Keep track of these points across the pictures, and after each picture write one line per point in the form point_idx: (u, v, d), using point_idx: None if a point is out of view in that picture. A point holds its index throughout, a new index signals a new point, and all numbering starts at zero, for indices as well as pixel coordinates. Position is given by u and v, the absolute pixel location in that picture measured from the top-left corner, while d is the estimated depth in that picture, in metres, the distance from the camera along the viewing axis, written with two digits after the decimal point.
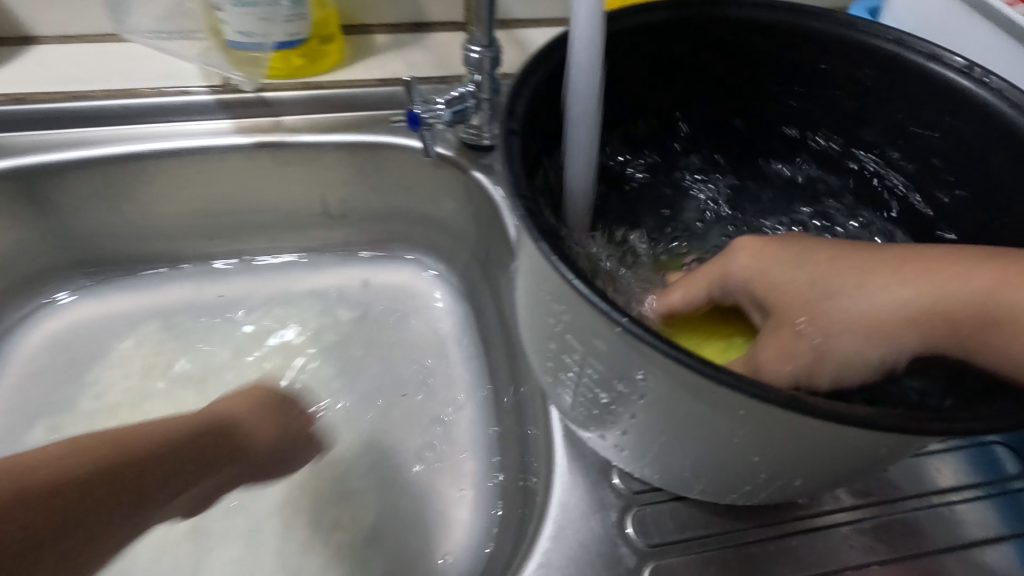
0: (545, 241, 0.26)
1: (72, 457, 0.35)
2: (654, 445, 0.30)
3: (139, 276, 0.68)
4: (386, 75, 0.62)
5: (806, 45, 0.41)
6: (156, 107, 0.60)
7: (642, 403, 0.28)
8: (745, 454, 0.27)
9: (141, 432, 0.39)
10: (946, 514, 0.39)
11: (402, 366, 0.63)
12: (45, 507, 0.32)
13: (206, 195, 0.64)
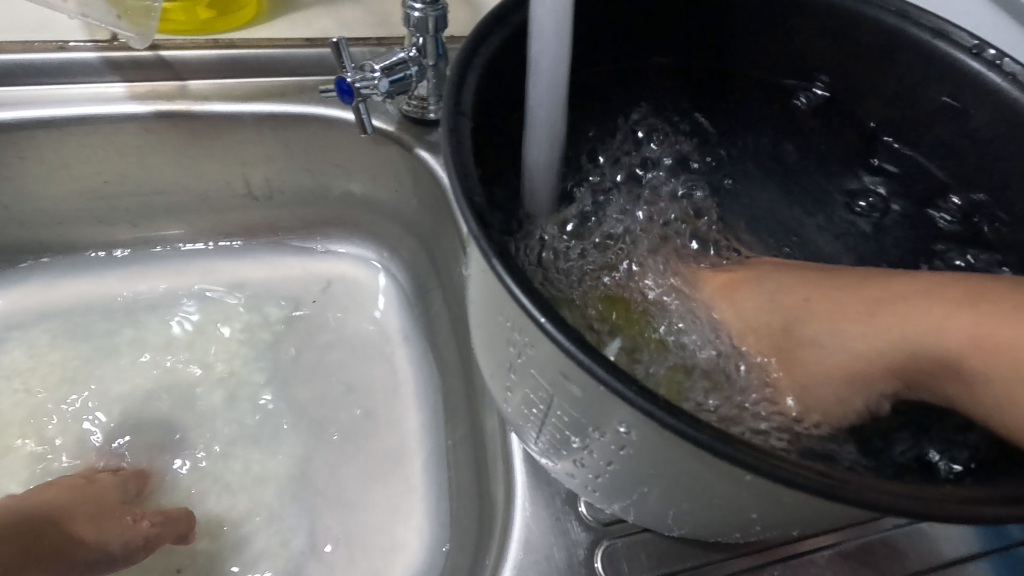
0: (501, 264, 0.21)
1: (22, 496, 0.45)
2: (633, 492, 0.26)
3: (25, 268, 0.58)
4: (314, 33, 0.54)
5: (797, 12, 0.37)
6: (26, 66, 0.49)
7: (622, 453, 0.23)
8: (743, 511, 0.23)
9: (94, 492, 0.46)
10: (927, 531, 0.37)
11: (344, 365, 0.57)
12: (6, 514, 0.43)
13: (98, 173, 0.54)
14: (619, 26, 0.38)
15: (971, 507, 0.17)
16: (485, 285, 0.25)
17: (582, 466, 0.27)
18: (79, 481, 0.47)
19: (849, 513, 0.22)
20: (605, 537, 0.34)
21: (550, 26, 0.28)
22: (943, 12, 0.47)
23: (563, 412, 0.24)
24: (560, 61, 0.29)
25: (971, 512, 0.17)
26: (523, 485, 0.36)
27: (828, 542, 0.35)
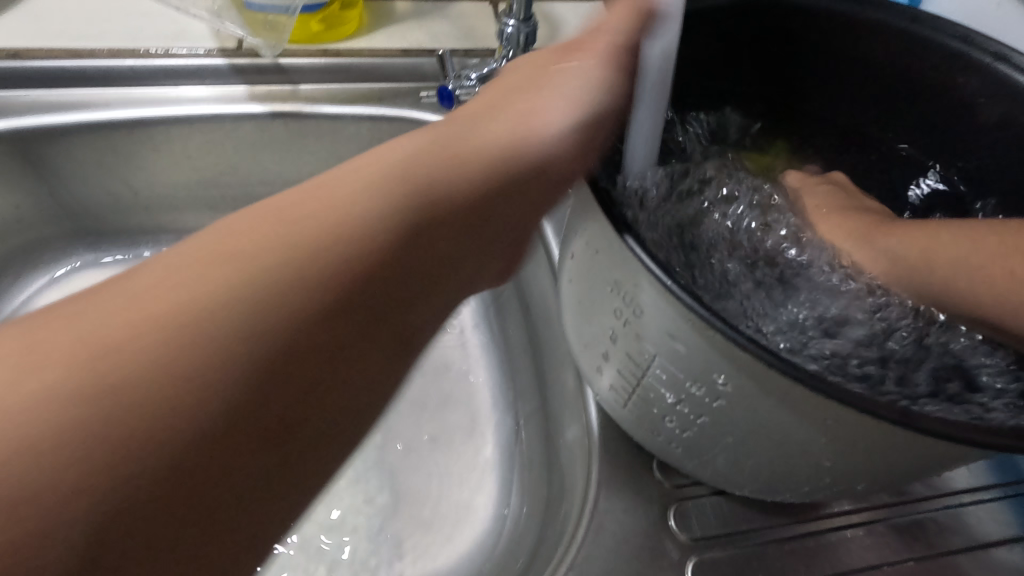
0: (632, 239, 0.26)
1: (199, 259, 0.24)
2: (716, 445, 0.30)
3: (141, 248, 0.65)
4: (409, 45, 0.60)
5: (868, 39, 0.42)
6: (165, 69, 0.56)
7: (715, 405, 0.27)
8: (817, 459, 0.27)
9: (365, 216, 0.27)
10: (971, 512, 0.40)
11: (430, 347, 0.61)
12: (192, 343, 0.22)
13: (215, 164, 0.61)
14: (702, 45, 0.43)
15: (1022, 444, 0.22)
16: (601, 262, 0.29)
17: (670, 423, 0.32)
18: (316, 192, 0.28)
19: (910, 462, 0.26)
20: (674, 499, 0.38)
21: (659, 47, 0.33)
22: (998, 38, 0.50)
23: (662, 370, 0.29)
24: (664, 77, 0.34)
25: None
26: (602, 451, 0.40)
27: (879, 516, 0.39)
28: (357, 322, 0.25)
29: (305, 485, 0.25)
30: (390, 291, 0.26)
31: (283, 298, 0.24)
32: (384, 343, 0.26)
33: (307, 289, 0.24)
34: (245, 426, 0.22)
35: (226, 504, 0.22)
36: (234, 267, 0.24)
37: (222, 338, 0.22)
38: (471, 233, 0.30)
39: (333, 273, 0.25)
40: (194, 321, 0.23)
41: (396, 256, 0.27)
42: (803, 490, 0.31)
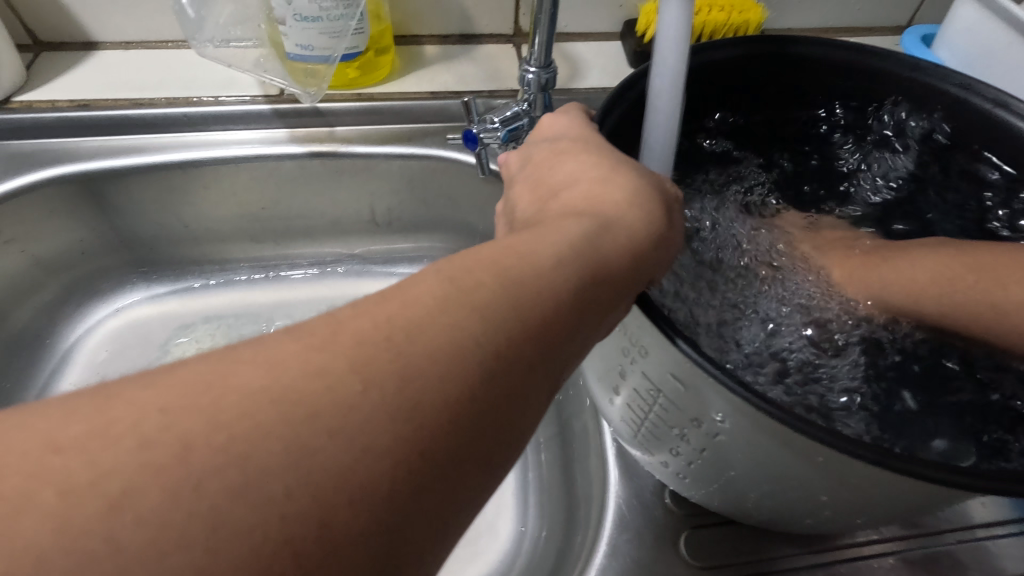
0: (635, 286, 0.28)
1: (448, 302, 0.24)
2: (719, 476, 0.32)
3: (190, 277, 0.70)
4: (437, 87, 0.64)
5: (870, 81, 0.45)
6: (215, 115, 0.60)
7: (715, 440, 0.30)
8: (814, 493, 0.29)
9: (552, 269, 0.26)
10: (989, 547, 0.40)
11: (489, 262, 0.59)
12: (406, 413, 0.21)
13: (258, 201, 0.65)
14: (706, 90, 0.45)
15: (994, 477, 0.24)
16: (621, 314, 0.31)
17: (677, 455, 0.34)
18: (479, 258, 0.26)
19: (905, 497, 0.27)
20: (686, 527, 0.40)
21: (664, 104, 0.35)
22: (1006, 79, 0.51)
23: (667, 405, 0.31)
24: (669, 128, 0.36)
25: (994, 482, 0.23)
26: (615, 477, 0.42)
27: (893, 549, 0.39)
28: (509, 373, 0.24)
29: (460, 536, 0.23)
30: (544, 340, 0.25)
31: (441, 344, 0.23)
32: (533, 394, 0.25)
33: (469, 340, 0.23)
34: (420, 482, 0.21)
35: (399, 561, 0.20)
36: (482, 319, 0.24)
37: (385, 391, 0.21)
38: (579, 308, 0.26)
39: (486, 319, 0.24)
40: (366, 366, 0.22)
41: (548, 304, 0.25)
42: (806, 522, 0.33)
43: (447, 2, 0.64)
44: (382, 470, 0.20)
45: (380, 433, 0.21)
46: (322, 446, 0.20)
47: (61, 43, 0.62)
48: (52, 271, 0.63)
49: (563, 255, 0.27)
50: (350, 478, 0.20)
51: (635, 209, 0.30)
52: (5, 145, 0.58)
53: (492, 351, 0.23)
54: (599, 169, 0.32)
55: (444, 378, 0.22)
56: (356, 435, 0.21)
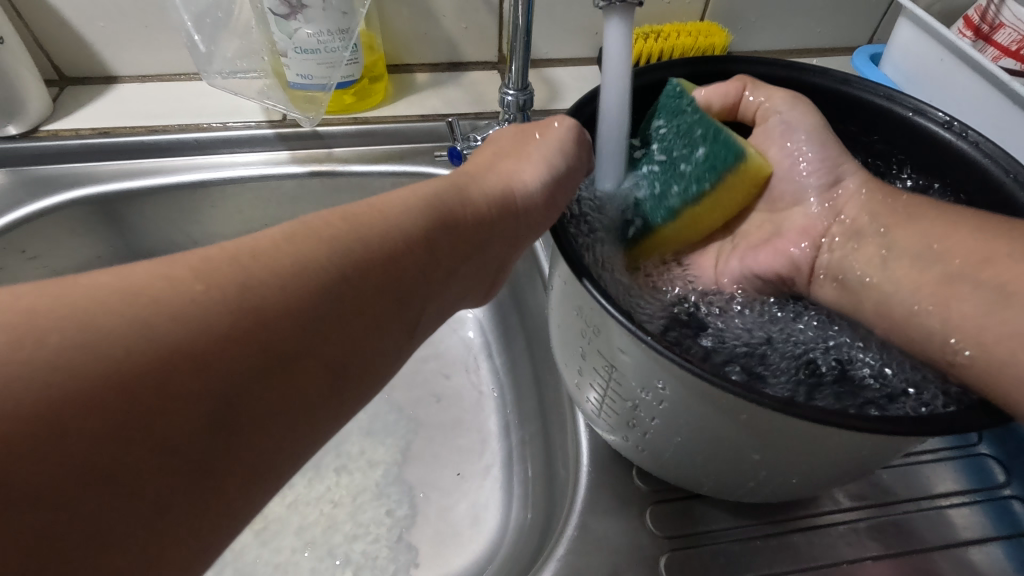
0: (581, 270, 0.32)
1: (325, 238, 0.30)
2: (671, 444, 0.36)
3: None
4: (426, 110, 0.69)
5: (807, 96, 0.48)
6: (223, 139, 0.66)
7: (662, 408, 0.33)
8: (748, 452, 0.33)
9: (411, 221, 0.34)
10: (937, 515, 0.43)
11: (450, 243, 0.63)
12: (287, 310, 0.27)
13: (262, 217, 0.70)
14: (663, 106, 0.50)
15: (882, 425, 0.27)
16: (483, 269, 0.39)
17: (634, 427, 0.37)
18: (349, 210, 0.33)
19: (823, 449, 0.31)
20: (650, 502, 0.43)
21: (612, 119, 0.42)
22: (937, 97, 0.56)
23: (619, 378, 0.35)
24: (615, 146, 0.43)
25: (886, 427, 0.26)
26: (587, 457, 0.46)
27: (844, 519, 0.43)
28: (369, 296, 0.30)
29: (317, 440, 0.29)
30: (399, 273, 0.32)
31: (315, 281, 0.28)
32: (387, 321, 0.31)
33: (341, 266, 0.30)
34: (282, 364, 0.26)
35: (258, 433, 0.26)
36: (353, 243, 0.31)
37: (275, 297, 0.27)
38: (431, 252, 0.34)
39: (355, 252, 0.30)
40: (250, 278, 0.27)
41: (407, 245, 0.33)
42: (751, 485, 0.37)
43: (435, 34, 0.70)
44: (254, 352, 0.26)
45: (262, 326, 0.26)
46: (202, 326, 0.25)
47: (84, 78, 0.68)
48: None
49: (427, 226, 0.34)
50: (221, 357, 0.25)
51: (493, 185, 0.40)
52: (31, 171, 0.63)
53: (357, 270, 0.30)
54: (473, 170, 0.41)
55: (317, 288, 0.28)
56: (242, 327, 0.25)
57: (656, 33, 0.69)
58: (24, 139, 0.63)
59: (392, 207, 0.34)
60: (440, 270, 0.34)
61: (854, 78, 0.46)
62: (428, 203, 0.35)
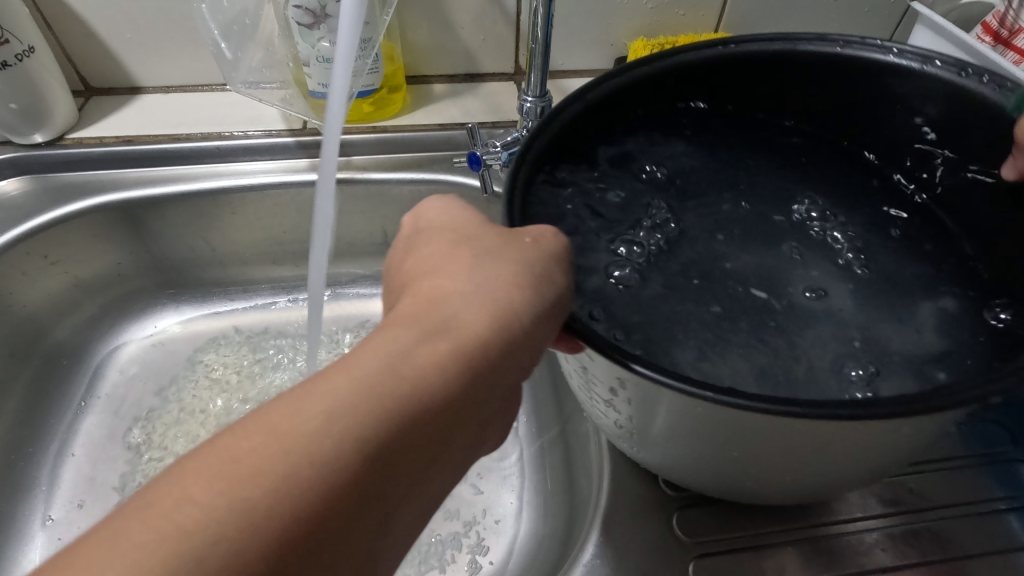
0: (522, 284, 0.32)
1: (360, 420, 0.26)
2: (657, 442, 0.37)
3: (215, 297, 0.75)
4: (444, 120, 0.70)
5: (811, 69, 0.48)
6: (244, 147, 0.66)
7: (631, 405, 0.34)
8: (726, 449, 0.33)
9: (417, 387, 0.27)
10: (973, 523, 0.42)
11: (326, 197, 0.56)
12: (287, 528, 0.24)
13: (280, 226, 0.70)
14: (665, 96, 0.49)
15: (818, 412, 0.26)
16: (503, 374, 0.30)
17: (621, 427, 0.39)
18: (358, 369, 0.27)
19: (843, 444, 0.30)
20: (677, 507, 0.43)
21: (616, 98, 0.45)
22: None
23: (591, 380, 0.36)
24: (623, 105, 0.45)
25: (826, 412, 0.26)
26: (610, 461, 0.45)
27: (877, 525, 0.42)
28: (385, 479, 0.26)
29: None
30: (421, 436, 0.27)
31: (313, 480, 0.24)
32: (402, 494, 0.27)
33: (348, 450, 0.25)
34: (308, 544, 0.24)
35: None
36: (345, 421, 0.26)
37: (275, 515, 0.24)
38: (456, 413, 0.28)
39: (364, 427, 0.26)
40: (270, 503, 0.24)
41: (424, 402, 0.27)
42: (775, 487, 0.36)
43: (452, 45, 0.71)
44: (261, 544, 0.23)
45: (253, 539, 0.23)
46: (234, 524, 0.23)
47: (110, 88, 0.70)
48: (92, 292, 0.68)
49: (439, 378, 0.28)
50: (237, 551, 0.23)
51: (515, 310, 0.31)
52: (54, 178, 0.64)
53: (376, 440, 0.26)
54: (489, 264, 0.32)
55: (314, 484, 0.24)
56: (253, 536, 0.23)
57: (672, 42, 0.70)
58: (49, 147, 0.64)
59: (389, 375, 0.27)
60: (471, 419, 0.29)
61: (850, 41, 0.46)
62: (428, 351, 0.28)
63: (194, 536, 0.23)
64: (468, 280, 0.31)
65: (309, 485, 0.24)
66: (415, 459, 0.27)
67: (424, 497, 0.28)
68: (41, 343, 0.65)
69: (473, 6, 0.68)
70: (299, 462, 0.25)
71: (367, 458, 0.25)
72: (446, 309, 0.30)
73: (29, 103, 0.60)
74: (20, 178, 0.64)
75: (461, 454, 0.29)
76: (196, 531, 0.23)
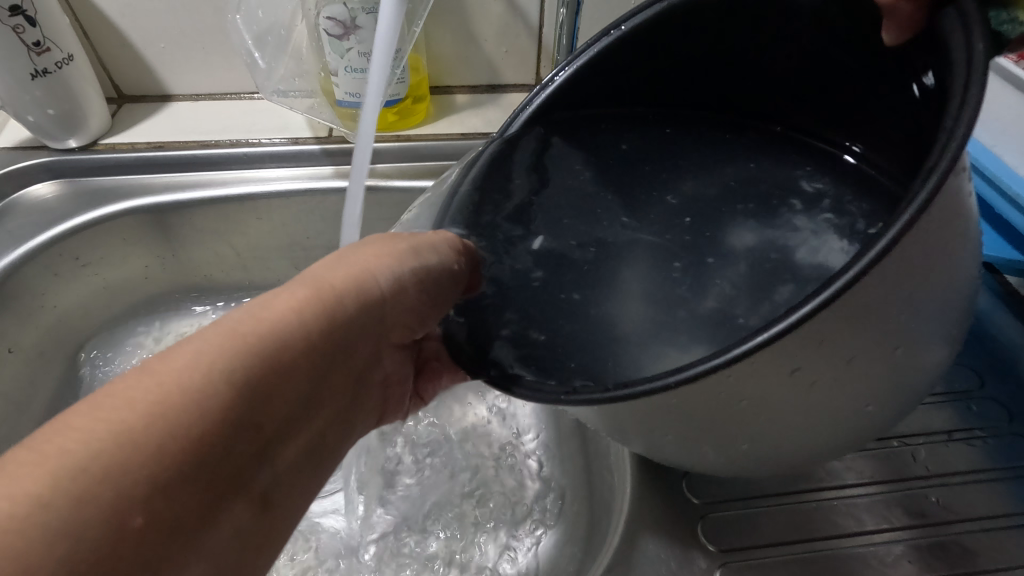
0: (394, 262, 0.38)
1: (238, 353, 0.30)
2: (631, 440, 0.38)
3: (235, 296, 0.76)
4: (467, 130, 0.71)
5: (711, 32, 0.48)
6: (271, 154, 0.68)
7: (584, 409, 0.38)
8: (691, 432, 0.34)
9: (291, 329, 0.32)
10: (997, 537, 0.42)
11: (353, 209, 0.58)
12: (173, 447, 0.26)
13: (304, 232, 0.71)
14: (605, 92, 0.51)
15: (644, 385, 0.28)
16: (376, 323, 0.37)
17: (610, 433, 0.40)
18: (238, 321, 0.31)
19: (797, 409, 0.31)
20: (701, 515, 0.43)
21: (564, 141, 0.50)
22: None
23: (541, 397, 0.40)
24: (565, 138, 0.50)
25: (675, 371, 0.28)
26: (632, 468, 0.46)
27: (903, 537, 0.42)
28: (263, 403, 0.30)
29: (256, 530, 0.30)
30: (296, 367, 0.32)
31: (192, 403, 0.27)
32: (280, 419, 0.31)
33: (225, 380, 0.29)
34: (195, 457, 0.27)
35: (177, 543, 0.26)
36: (227, 354, 0.29)
37: (160, 434, 0.26)
38: (323, 352, 0.34)
39: (244, 359, 0.30)
40: (147, 427, 0.26)
41: (296, 341, 0.32)
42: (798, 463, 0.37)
43: (475, 57, 0.73)
44: (149, 459, 0.25)
45: (138, 456, 0.25)
46: (118, 446, 0.25)
47: (141, 96, 0.71)
48: (118, 294, 0.70)
49: (310, 323, 0.33)
50: (124, 468, 0.25)
51: (387, 277, 0.37)
52: (87, 183, 0.66)
53: (251, 369, 0.30)
54: (373, 250, 0.38)
55: (199, 407, 0.27)
56: (139, 454, 0.25)
57: None
58: (83, 152, 0.66)
59: (263, 318, 0.31)
60: (337, 357, 0.35)
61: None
62: (297, 304, 0.33)
63: (87, 458, 0.24)
64: (340, 258, 0.37)
65: (187, 407, 0.27)
66: (290, 393, 0.32)
67: (301, 428, 0.33)
68: (69, 342, 0.67)
69: (497, 20, 0.69)
70: (176, 393, 0.27)
71: (242, 389, 0.29)
72: (321, 276, 0.35)
73: (66, 110, 0.62)
74: (54, 182, 0.65)
75: (330, 388, 0.35)
76: (88, 453, 0.25)
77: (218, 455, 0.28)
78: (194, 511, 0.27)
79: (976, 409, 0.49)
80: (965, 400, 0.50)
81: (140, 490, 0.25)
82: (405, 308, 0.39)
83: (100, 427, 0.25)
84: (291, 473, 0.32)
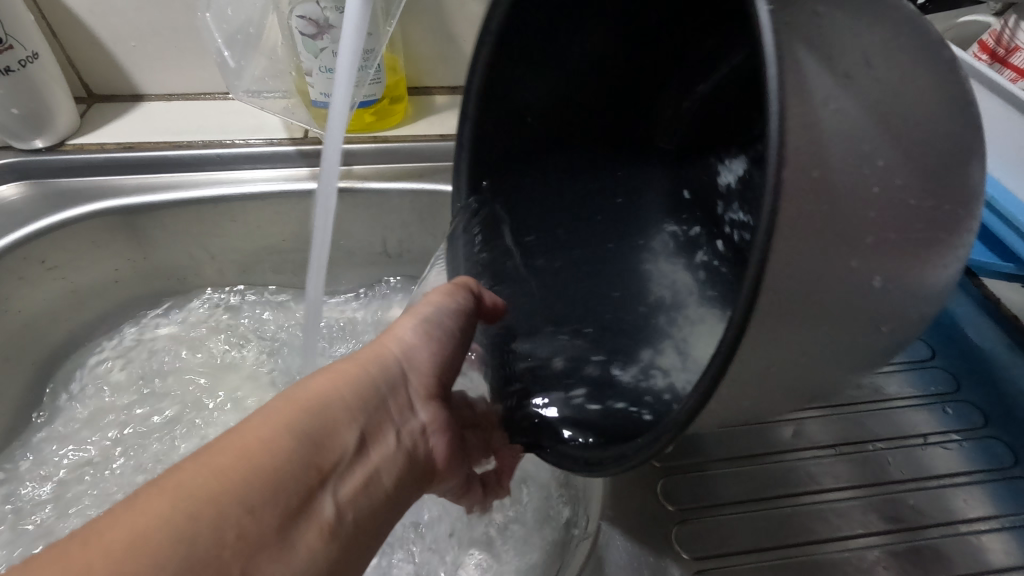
0: (414, 329, 0.43)
1: (296, 413, 0.33)
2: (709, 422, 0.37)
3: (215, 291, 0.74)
4: (446, 130, 0.70)
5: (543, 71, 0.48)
6: (245, 155, 0.66)
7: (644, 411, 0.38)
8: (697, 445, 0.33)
9: (335, 391, 0.36)
10: (972, 541, 0.41)
11: (325, 207, 0.56)
12: (252, 492, 0.29)
13: (280, 234, 0.70)
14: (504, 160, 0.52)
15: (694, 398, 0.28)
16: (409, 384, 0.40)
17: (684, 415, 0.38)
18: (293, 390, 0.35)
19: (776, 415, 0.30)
20: (676, 522, 0.42)
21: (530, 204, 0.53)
22: None
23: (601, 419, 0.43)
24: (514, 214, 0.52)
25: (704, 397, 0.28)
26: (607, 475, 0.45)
27: (879, 543, 0.41)
28: (325, 452, 0.33)
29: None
30: (346, 422, 0.35)
31: (264, 453, 0.30)
32: (342, 467, 0.33)
33: (291, 433, 0.32)
34: (272, 498, 0.29)
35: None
36: (287, 414, 0.33)
37: (241, 480, 0.29)
38: (369, 408, 0.37)
39: (305, 416, 0.33)
40: (229, 475, 0.29)
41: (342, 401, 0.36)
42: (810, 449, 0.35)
43: (454, 57, 0.72)
44: (231, 501, 0.28)
45: (223, 499, 0.28)
46: (205, 492, 0.28)
47: (113, 96, 0.70)
48: (88, 299, 0.68)
49: (350, 386, 0.37)
50: (211, 510, 0.27)
51: (411, 345, 0.42)
52: (55, 184, 0.64)
53: (310, 423, 0.33)
54: (397, 328, 0.43)
55: (271, 456, 0.30)
56: (221, 498, 0.28)
57: None
58: (50, 153, 0.64)
59: (311, 385, 0.36)
60: (386, 414, 0.38)
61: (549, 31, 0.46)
62: (339, 372, 0.37)
63: (177, 507, 0.27)
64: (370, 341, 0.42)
65: (258, 457, 0.30)
66: (347, 443, 0.34)
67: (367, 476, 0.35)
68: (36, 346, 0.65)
69: (475, 19, 0.68)
70: (251, 446, 0.30)
71: (302, 436, 0.32)
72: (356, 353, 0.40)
73: (32, 110, 0.60)
74: (20, 183, 0.63)
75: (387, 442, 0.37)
76: (175, 503, 0.27)
77: (290, 497, 0.30)
78: (275, 547, 0.28)
79: (952, 412, 0.49)
80: (942, 403, 0.49)
81: (228, 527, 0.27)
82: (434, 371, 0.42)
83: (193, 482, 0.28)
84: (363, 522, 0.33)
